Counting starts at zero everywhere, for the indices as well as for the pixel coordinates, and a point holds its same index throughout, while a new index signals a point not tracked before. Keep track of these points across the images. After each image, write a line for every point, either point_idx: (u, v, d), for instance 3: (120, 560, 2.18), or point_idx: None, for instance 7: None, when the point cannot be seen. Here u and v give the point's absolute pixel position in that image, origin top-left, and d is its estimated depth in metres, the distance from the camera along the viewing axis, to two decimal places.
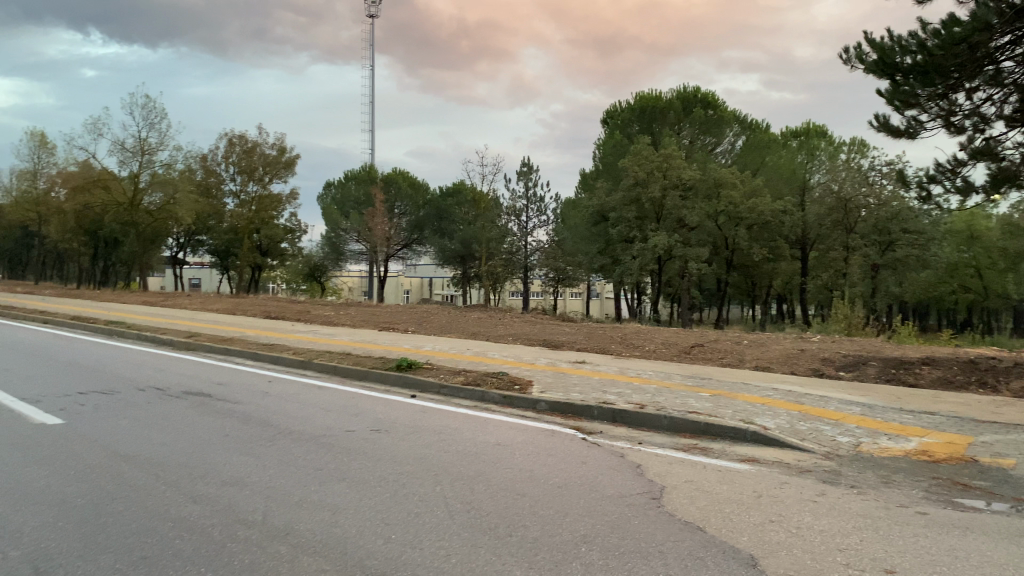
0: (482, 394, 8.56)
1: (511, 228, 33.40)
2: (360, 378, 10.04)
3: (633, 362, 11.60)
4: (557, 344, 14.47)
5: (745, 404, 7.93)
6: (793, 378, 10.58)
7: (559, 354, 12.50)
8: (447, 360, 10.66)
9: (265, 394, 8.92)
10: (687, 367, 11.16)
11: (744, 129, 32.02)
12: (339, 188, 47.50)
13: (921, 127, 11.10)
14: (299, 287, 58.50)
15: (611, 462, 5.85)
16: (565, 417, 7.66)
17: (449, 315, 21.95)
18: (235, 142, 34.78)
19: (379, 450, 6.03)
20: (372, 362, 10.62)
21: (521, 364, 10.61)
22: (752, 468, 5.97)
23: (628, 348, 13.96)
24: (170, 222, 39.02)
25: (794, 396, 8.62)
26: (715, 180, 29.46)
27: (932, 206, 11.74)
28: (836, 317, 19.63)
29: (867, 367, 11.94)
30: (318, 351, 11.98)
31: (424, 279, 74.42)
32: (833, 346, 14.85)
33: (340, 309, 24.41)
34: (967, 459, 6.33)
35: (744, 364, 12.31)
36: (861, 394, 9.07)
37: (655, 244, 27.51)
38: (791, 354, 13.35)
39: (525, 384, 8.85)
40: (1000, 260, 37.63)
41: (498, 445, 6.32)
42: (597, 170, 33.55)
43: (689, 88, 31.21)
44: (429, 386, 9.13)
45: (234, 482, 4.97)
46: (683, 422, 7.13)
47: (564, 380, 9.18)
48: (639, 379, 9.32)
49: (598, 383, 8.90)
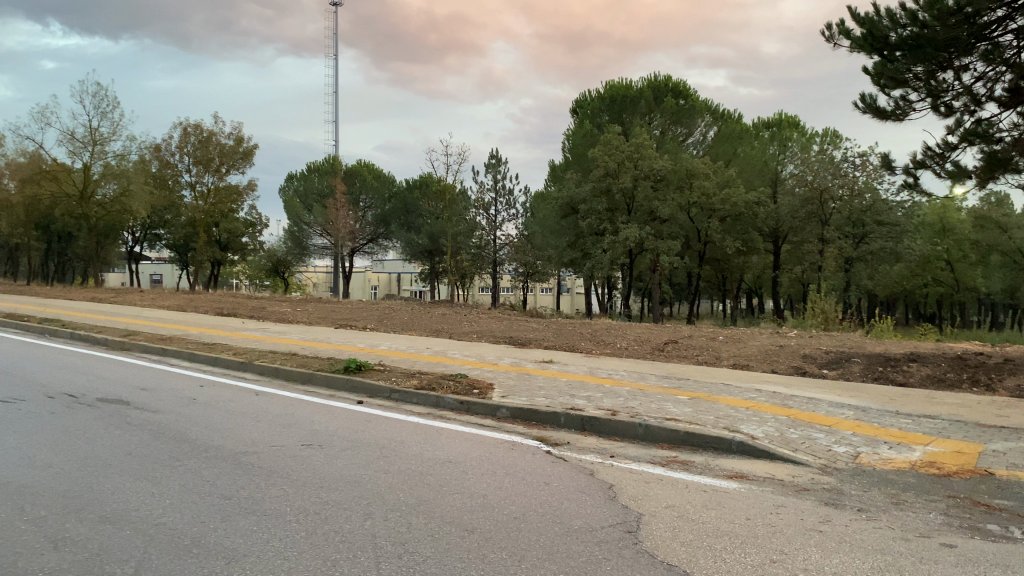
0: (435, 399, 7.67)
1: (479, 222, 33.17)
2: (303, 382, 9.10)
3: (604, 361, 10.80)
4: (524, 342, 13.61)
5: (727, 408, 7.13)
6: (776, 377, 9.83)
7: (524, 352, 11.65)
8: (401, 361, 9.75)
9: (193, 400, 7.97)
10: (662, 366, 10.37)
11: (716, 119, 31.29)
12: (302, 181, 46.20)
13: (910, 108, 10.42)
14: (263, 283, 57.10)
15: (580, 483, 5.00)
16: (527, 425, 6.79)
17: (412, 312, 20.96)
18: (190, 131, 33.43)
19: (305, 471, 5.13)
20: (318, 363, 9.68)
21: (483, 364, 9.74)
22: (741, 487, 5.14)
23: (599, 345, 13.15)
24: (127, 215, 38.00)
25: (780, 399, 7.84)
26: (687, 170, 28.79)
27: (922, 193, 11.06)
28: (811, 312, 19.04)
29: (851, 365, 11.26)
30: (263, 351, 11.00)
31: (393, 274, 73.22)
32: (812, 342, 14.17)
33: (299, 306, 23.33)
34: (982, 472, 5.57)
35: (721, 362, 11.57)
36: (852, 396, 8.34)
37: (626, 237, 26.77)
38: (770, 351, 12.65)
39: (484, 388, 7.96)
40: (971, 252, 37.47)
41: (447, 463, 5.44)
42: (566, 162, 32.77)
43: (660, 77, 30.44)
44: (378, 391, 8.21)
45: (116, 520, 4.04)
46: (660, 431, 6.29)
47: (528, 382, 8.33)
48: (609, 381, 8.49)
49: (565, 386, 8.06)
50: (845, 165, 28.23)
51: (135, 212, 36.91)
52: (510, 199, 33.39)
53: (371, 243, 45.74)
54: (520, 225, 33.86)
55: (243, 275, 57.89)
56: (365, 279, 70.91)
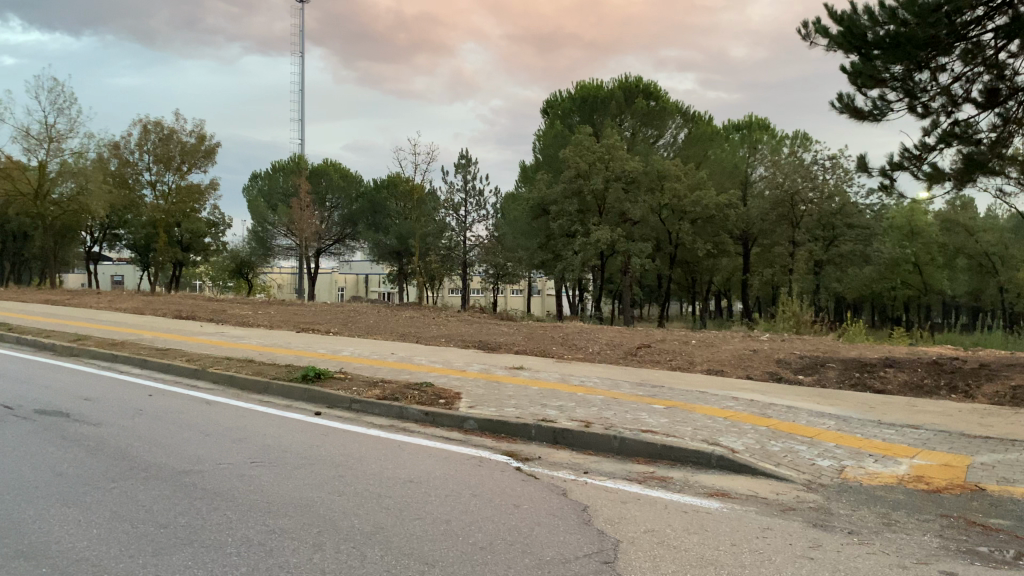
0: (398, 410, 7.26)
1: (449, 222, 32.56)
2: (259, 392, 8.62)
3: (576, 367, 10.46)
4: (493, 347, 13.25)
5: (705, 418, 6.81)
6: (751, 384, 9.56)
7: (493, 358, 11.27)
8: (364, 369, 9.31)
9: (139, 411, 7.47)
10: (634, 372, 10.05)
11: (686, 121, 31.16)
12: (268, 180, 45.34)
13: (888, 109, 10.35)
14: (227, 284, 56.06)
15: (550, 504, 4.64)
16: (496, 438, 6.41)
17: (378, 315, 20.45)
18: (151, 128, 32.52)
19: (252, 493, 4.68)
20: (275, 371, 9.20)
21: (449, 371, 9.35)
22: (723, 506, 4.80)
23: (570, 350, 12.82)
24: (86, 215, 36.93)
25: (758, 408, 7.55)
26: (658, 171, 28.65)
27: (898, 195, 10.89)
28: (782, 315, 18.90)
29: (826, 370, 11.05)
30: (219, 357, 10.48)
31: (360, 276, 72.36)
32: (785, 346, 13.97)
33: (261, 309, 22.70)
34: (973, 488, 5.30)
35: (695, 367, 11.30)
36: (832, 403, 8.08)
37: (598, 239, 26.51)
38: (744, 355, 12.42)
39: (450, 398, 7.56)
40: (939, 255, 37.83)
41: (408, 483, 5.03)
42: (537, 163, 32.48)
43: (631, 78, 30.26)
44: (338, 402, 7.77)
45: (32, 557, 3.58)
46: (636, 444, 5.95)
47: (497, 391, 7.94)
48: (582, 389, 8.14)
49: (536, 395, 7.69)
50: (815, 167, 28.25)
51: (94, 211, 35.89)
52: (480, 200, 33.02)
53: (338, 244, 45.05)
54: (490, 226, 33.58)
55: (206, 276, 56.78)
56: (333, 280, 70.02)
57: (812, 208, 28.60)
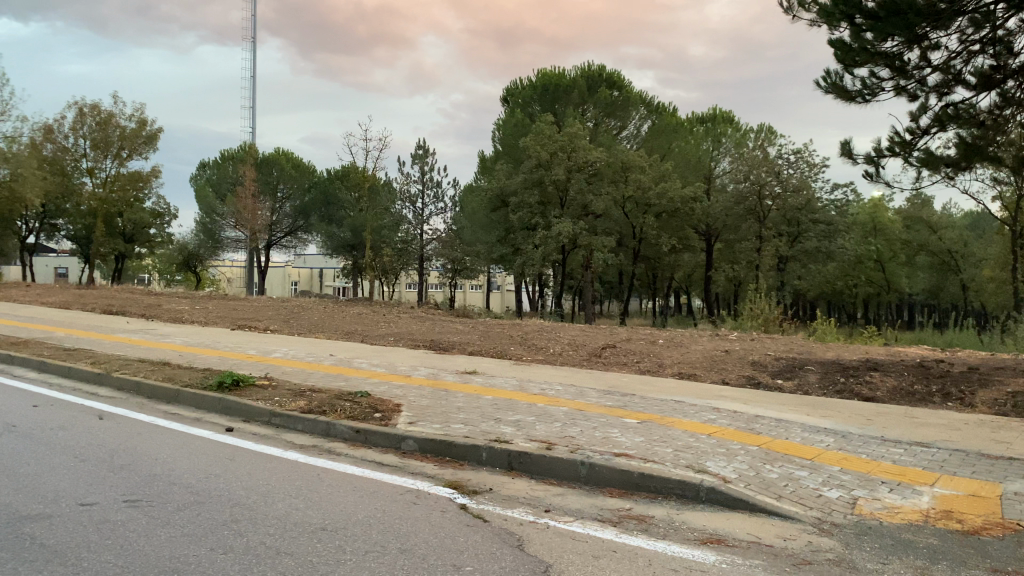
0: (325, 426, 6.12)
1: (406, 215, 31.64)
2: (166, 402, 7.40)
3: (535, 370, 9.42)
4: (445, 347, 12.12)
5: (687, 437, 5.79)
6: (730, 391, 8.59)
7: (442, 360, 10.15)
8: (293, 375, 8.13)
9: (10, 426, 6.20)
10: (599, 376, 9.02)
11: (650, 112, 30.34)
12: (216, 168, 43.50)
13: (878, 90, 9.53)
14: (174, 278, 53.94)
15: (501, 563, 3.56)
16: (438, 463, 5.31)
17: (324, 311, 19.16)
18: (87, 112, 30.59)
19: (102, 556, 3.50)
20: (189, 377, 7.96)
21: (391, 377, 8.21)
22: (722, 561, 3.76)
23: (529, 351, 11.74)
24: (20, 204, 34.57)
25: (744, 422, 6.56)
26: (622, 162, 27.80)
27: (886, 186, 10.08)
28: (750, 314, 18.10)
29: (806, 375, 10.16)
30: (128, 360, 9.18)
31: (314, 269, 70.60)
32: (758, 347, 13.07)
33: (198, 303, 21.22)
34: (1016, 528, 4.36)
35: (664, 370, 10.33)
36: (825, 416, 7.14)
37: (559, 232, 25.52)
38: (716, 357, 11.47)
39: (389, 410, 6.43)
40: (902, 252, 37.53)
41: (321, 530, 3.91)
42: (496, 153, 31.36)
43: (594, 66, 29.29)
44: (257, 414, 6.61)
45: None
46: (608, 472, 4.89)
47: (445, 401, 6.85)
48: (542, 399, 7.08)
49: (488, 407, 6.59)
50: (780, 161, 27.59)
51: (28, 200, 33.44)
52: (438, 192, 31.91)
53: (289, 236, 43.46)
54: (448, 219, 32.40)
55: (152, 269, 54.48)
56: (285, 274, 68.26)
57: (778, 201, 27.94)
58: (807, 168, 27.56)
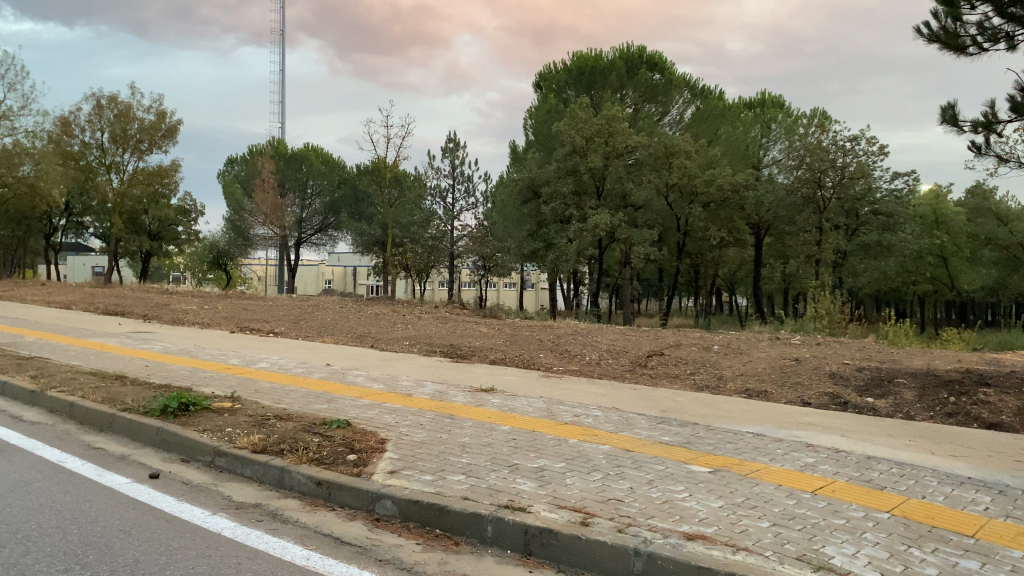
0: (279, 473, 4.48)
1: (436, 211, 30.59)
2: (99, 431, 5.81)
3: (571, 386, 7.69)
4: (464, 354, 10.42)
5: (784, 502, 4.02)
6: (816, 417, 6.77)
7: (457, 372, 8.45)
8: (266, 397, 6.51)
9: None
10: (648, 396, 7.25)
11: (694, 95, 28.31)
12: (244, 164, 42.39)
13: (995, 38, 7.60)
14: (205, 276, 53.04)
15: None
16: (423, 542, 3.62)
17: (340, 311, 17.54)
18: (105, 105, 29.45)
19: None
20: (133, 396, 6.36)
21: (387, 398, 6.52)
22: None
23: (561, 360, 9.99)
24: (42, 202, 33.37)
25: (856, 469, 4.76)
26: (665, 148, 25.87)
27: (998, 160, 8.18)
28: (811, 314, 16.19)
29: (901, 392, 8.23)
30: (79, 372, 7.63)
31: (348, 268, 69.38)
32: (831, 354, 11.16)
33: (209, 302, 19.82)
34: None
35: (726, 385, 8.52)
36: (959, 456, 5.29)
37: (595, 223, 23.74)
38: (784, 367, 9.66)
39: (369, 452, 4.73)
40: (967, 245, 35.06)
41: None
42: (529, 142, 29.71)
43: (633, 47, 27.47)
44: (201, 453, 5.00)
45: None
46: (677, 567, 3.15)
47: (448, 436, 5.15)
48: (577, 432, 5.33)
49: (502, 445, 4.87)
50: (837, 147, 25.23)
51: (49, 197, 32.18)
52: (469, 186, 30.40)
53: (319, 232, 42.10)
54: (479, 214, 30.95)
55: (183, 268, 53.60)
56: (318, 271, 67.84)
57: (837, 189, 25.60)
58: (867, 153, 25.21)
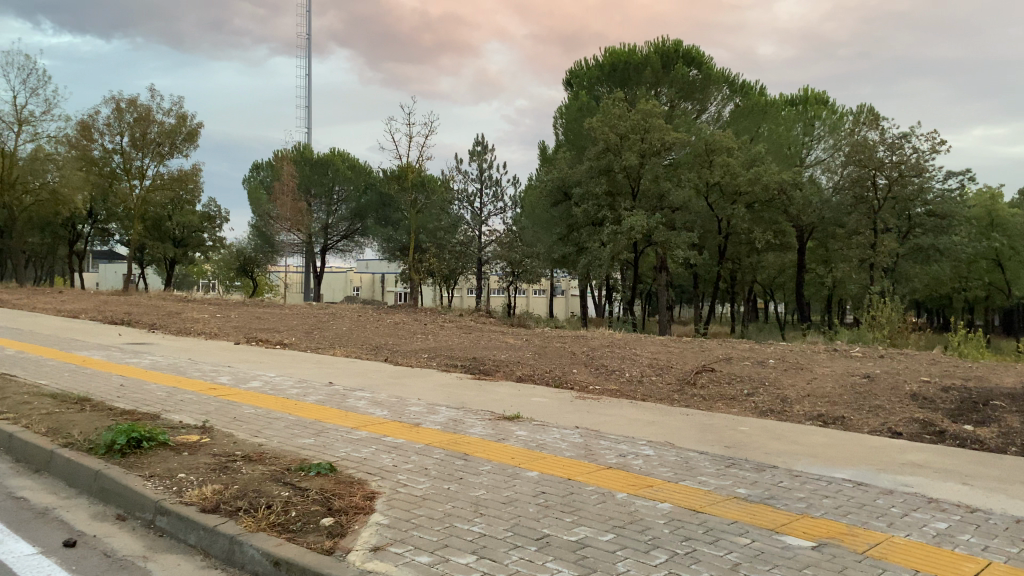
0: (229, 545, 3.34)
1: (464, 216, 29.61)
2: (31, 473, 4.71)
3: (613, 411, 6.45)
4: (487, 370, 9.23)
5: None
6: (919, 455, 5.44)
7: (477, 393, 7.25)
8: (243, 428, 5.37)
9: None
10: (708, 426, 5.98)
11: (734, 92, 26.98)
12: (268, 169, 41.78)
13: None
14: (233, 284, 52.52)
15: None
16: None
17: (358, 320, 16.40)
18: (124, 108, 28.72)
19: None
20: (82, 427, 5.25)
21: (389, 430, 5.35)
22: None
23: (597, 377, 8.75)
24: (66, 208, 33.06)
25: (1013, 543, 3.46)
26: (706, 145, 24.55)
27: None
28: (870, 323, 14.75)
29: (1006, 419, 6.86)
30: (38, 394, 6.57)
31: (377, 276, 68.61)
32: (906, 369, 9.75)
33: (223, 311, 18.84)
34: None
35: (792, 410, 7.21)
36: None
37: (631, 225, 22.46)
38: (857, 387, 8.30)
39: (354, 514, 3.56)
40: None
41: None
42: (559, 143, 28.56)
43: (669, 41, 26.29)
44: (143, 508, 3.87)
45: None
46: None
47: (458, 488, 3.95)
48: (626, 482, 4.11)
49: (528, 505, 3.66)
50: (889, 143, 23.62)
51: (71, 203, 32.04)
52: (497, 190, 29.29)
53: (345, 239, 41.22)
54: (508, 219, 29.81)
55: (211, 276, 53.22)
56: (346, 279, 66.82)
57: (890, 188, 24.05)
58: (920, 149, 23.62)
